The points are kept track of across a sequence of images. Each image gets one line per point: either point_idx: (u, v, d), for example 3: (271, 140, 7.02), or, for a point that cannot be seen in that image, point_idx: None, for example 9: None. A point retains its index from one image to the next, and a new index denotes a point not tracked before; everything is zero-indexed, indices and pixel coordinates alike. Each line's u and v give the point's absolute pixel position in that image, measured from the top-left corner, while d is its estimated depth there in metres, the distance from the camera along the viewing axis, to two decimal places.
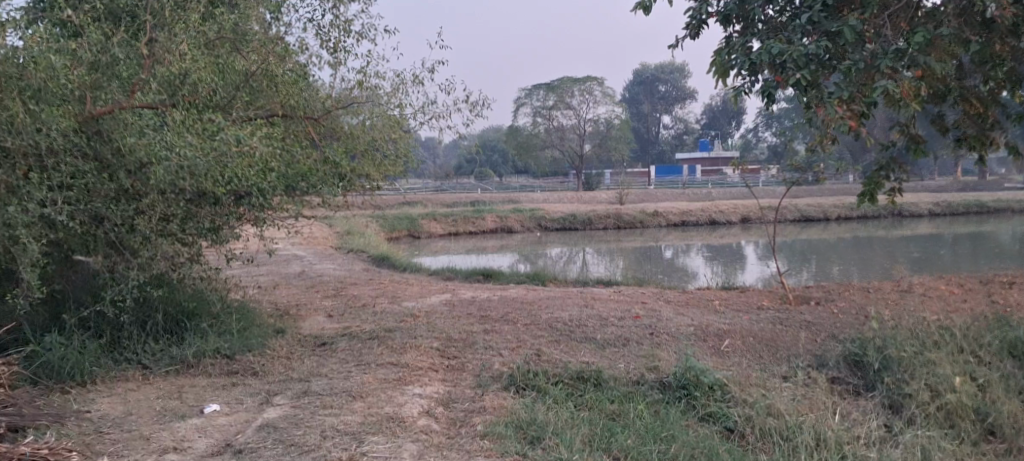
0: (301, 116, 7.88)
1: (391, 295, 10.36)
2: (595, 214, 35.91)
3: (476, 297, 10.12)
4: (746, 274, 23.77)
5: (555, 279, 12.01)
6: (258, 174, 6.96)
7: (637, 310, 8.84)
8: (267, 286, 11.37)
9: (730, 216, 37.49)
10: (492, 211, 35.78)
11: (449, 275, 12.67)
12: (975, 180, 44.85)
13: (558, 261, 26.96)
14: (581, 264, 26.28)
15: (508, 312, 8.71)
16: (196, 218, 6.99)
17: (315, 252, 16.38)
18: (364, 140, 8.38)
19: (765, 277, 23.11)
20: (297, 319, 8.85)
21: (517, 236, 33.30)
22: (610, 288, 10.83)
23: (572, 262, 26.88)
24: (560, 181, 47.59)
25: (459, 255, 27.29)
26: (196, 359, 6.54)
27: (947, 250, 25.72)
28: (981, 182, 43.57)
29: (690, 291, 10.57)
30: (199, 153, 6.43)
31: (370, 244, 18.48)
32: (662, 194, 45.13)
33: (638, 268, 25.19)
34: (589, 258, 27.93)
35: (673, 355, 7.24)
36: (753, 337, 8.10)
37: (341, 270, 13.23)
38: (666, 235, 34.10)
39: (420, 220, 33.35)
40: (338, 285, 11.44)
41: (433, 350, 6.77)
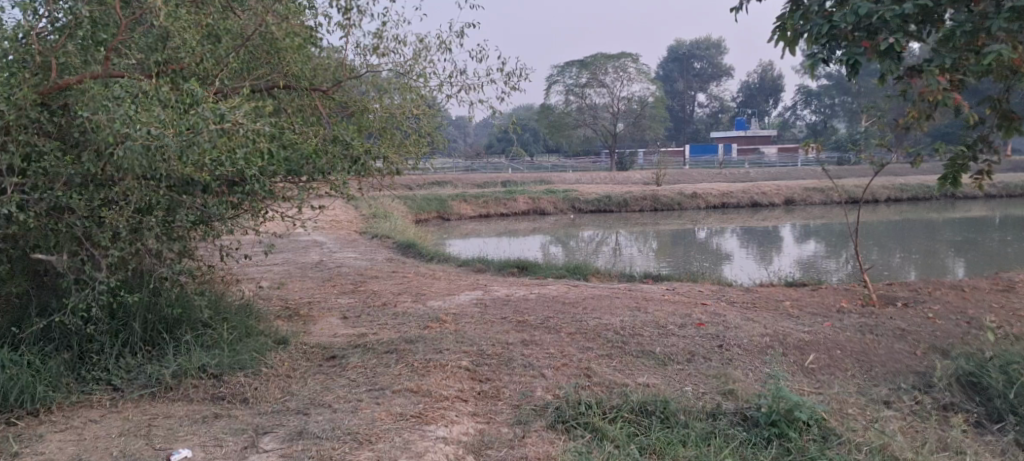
0: (305, 86, 6.77)
1: (416, 293, 9.19)
2: (631, 196, 34.51)
3: (513, 296, 8.90)
4: (787, 257, 22.35)
5: (598, 272, 10.81)
6: (250, 157, 5.73)
7: (698, 315, 7.59)
8: (278, 281, 10.27)
9: (773, 198, 35.83)
10: (524, 192, 34.51)
11: (481, 267, 11.46)
12: None
13: (593, 244, 25.65)
14: (615, 247, 25.00)
15: (550, 317, 7.48)
16: (180, 208, 5.85)
17: (336, 238, 15.27)
18: (382, 115, 7.19)
19: (807, 260, 21.70)
20: (307, 323, 7.70)
21: (550, 218, 32.03)
22: (663, 285, 9.57)
23: (606, 245, 25.59)
24: (592, 160, 46.13)
25: (491, 238, 26.11)
26: (175, 381, 5.47)
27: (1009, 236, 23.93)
28: None
29: (755, 290, 9.27)
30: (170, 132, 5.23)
31: (396, 228, 17.34)
32: (700, 174, 43.51)
33: (676, 251, 23.88)
34: (624, 240, 26.61)
35: (750, 376, 6.01)
36: (841, 350, 6.82)
37: (362, 260, 12.10)
38: (705, 218, 32.60)
39: (450, 201, 32.20)
40: (357, 279, 10.30)
41: (462, 370, 5.60)
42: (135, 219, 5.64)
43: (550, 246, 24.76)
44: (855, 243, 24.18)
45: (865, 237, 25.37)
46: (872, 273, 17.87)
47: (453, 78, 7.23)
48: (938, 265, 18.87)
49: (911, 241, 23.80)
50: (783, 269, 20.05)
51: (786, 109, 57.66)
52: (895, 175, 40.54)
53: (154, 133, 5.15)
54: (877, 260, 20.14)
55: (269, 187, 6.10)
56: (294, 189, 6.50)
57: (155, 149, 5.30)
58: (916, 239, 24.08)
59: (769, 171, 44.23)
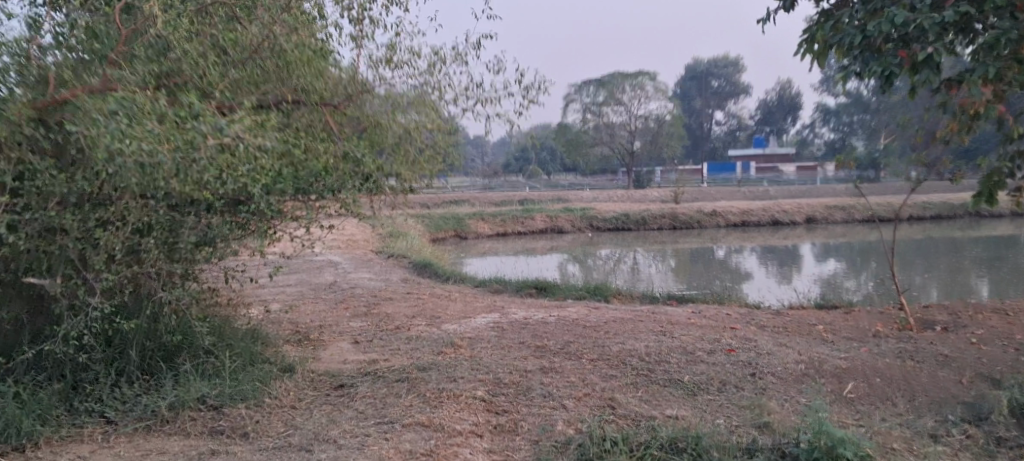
0: (314, 100, 6.50)
1: (431, 316, 8.84)
2: (650, 214, 34.09)
3: (531, 319, 8.54)
4: (806, 276, 21.86)
5: (619, 293, 10.44)
6: (253, 173, 5.43)
7: (728, 340, 7.19)
8: (290, 303, 9.97)
9: (795, 216, 35.27)
10: (542, 211, 34.19)
11: (499, 289, 11.10)
12: None
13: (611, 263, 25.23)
14: (633, 265, 24.60)
15: (571, 342, 7.12)
16: (181, 228, 5.55)
17: (351, 258, 14.98)
18: (394, 131, 6.91)
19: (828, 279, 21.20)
20: (316, 349, 7.37)
21: (567, 237, 31.66)
22: (688, 307, 9.18)
23: (624, 264, 25.19)
24: (610, 179, 45.78)
25: (508, 257, 25.76)
26: (172, 413, 5.15)
27: None
28: None
29: (785, 313, 8.85)
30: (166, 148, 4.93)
31: (412, 248, 17.03)
32: (719, 192, 43.02)
33: (695, 270, 23.43)
34: (642, 259, 26.20)
35: (785, 408, 5.61)
36: (881, 377, 6.40)
37: (377, 281, 11.79)
38: (725, 236, 32.10)
39: (468, 220, 31.91)
40: (370, 300, 9.98)
41: (478, 401, 5.24)
42: (133, 240, 5.36)
43: (568, 265, 24.35)
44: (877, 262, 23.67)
45: (887, 257, 24.79)
46: (899, 292, 17.37)
47: (471, 92, 6.92)
48: (967, 283, 18.31)
49: (936, 258, 23.20)
50: (805, 288, 19.56)
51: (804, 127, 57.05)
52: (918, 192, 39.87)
53: (146, 149, 4.83)
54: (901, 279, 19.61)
55: (275, 206, 5.79)
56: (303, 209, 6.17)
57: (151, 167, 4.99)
58: (940, 257, 23.53)
59: (789, 188, 43.66)
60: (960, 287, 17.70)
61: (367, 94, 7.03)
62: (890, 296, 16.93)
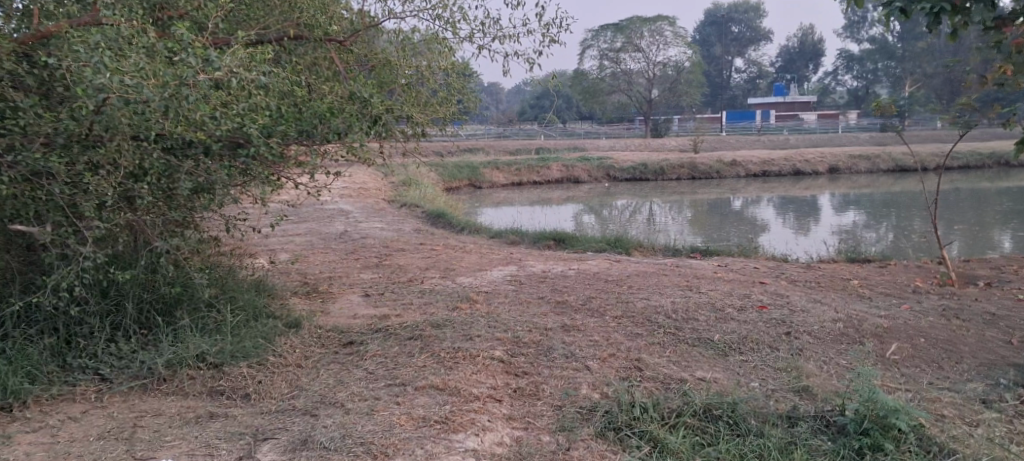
0: (318, 37, 6.05)
1: (445, 268, 8.48)
2: (668, 164, 33.47)
3: (550, 272, 8.17)
4: (824, 227, 21.37)
5: (641, 246, 10.04)
6: (250, 115, 5.00)
7: (758, 296, 6.79)
8: (299, 254, 9.64)
9: (816, 166, 34.54)
10: (558, 160, 33.63)
11: (515, 240, 10.73)
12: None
13: (628, 213, 24.77)
14: (648, 215, 24.15)
15: (592, 297, 6.75)
16: (177, 174, 5.14)
17: (363, 207, 14.62)
18: (405, 71, 6.48)
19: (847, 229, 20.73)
20: (325, 302, 7.04)
21: (584, 187, 31.14)
22: (714, 260, 8.77)
23: (639, 213, 24.72)
24: (626, 127, 45.01)
25: (524, 207, 25.34)
26: (170, 370, 4.81)
27: None
28: None
29: (817, 267, 8.43)
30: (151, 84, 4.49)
31: (425, 197, 16.64)
32: (739, 141, 42.20)
33: (714, 220, 22.95)
34: (658, 209, 25.71)
35: (824, 370, 5.22)
36: (925, 336, 6.00)
37: (390, 231, 11.43)
38: (745, 186, 31.49)
39: (482, 169, 31.41)
40: (383, 251, 9.64)
41: (496, 363, 4.89)
42: (125, 185, 4.97)
43: (583, 215, 23.91)
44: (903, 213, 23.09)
45: (912, 208, 24.21)
46: (926, 245, 16.89)
47: (487, 29, 6.44)
48: (996, 236, 17.78)
49: (963, 209, 22.61)
50: (825, 239, 19.08)
51: (826, 75, 55.77)
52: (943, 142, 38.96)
53: (130, 85, 4.39)
54: (927, 232, 19.08)
55: (278, 150, 5.36)
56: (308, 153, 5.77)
57: (139, 106, 4.56)
58: (967, 208, 22.94)
59: (810, 138, 42.80)
60: (990, 240, 17.18)
61: (375, 33, 6.61)
62: (916, 249, 16.46)
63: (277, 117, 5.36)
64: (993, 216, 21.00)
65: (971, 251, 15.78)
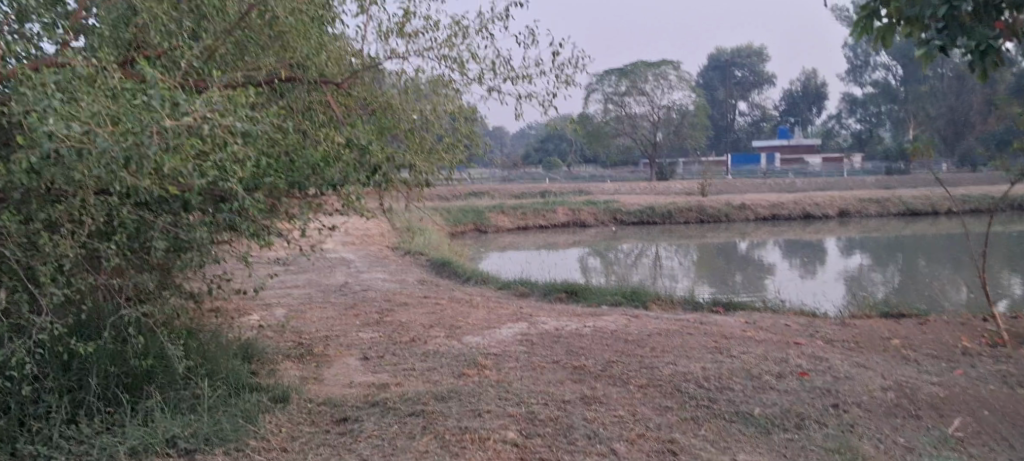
0: (311, 77, 5.52)
1: (451, 326, 7.86)
2: (676, 208, 32.96)
3: (565, 330, 7.53)
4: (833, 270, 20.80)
5: (659, 298, 9.42)
6: (229, 165, 4.41)
7: (796, 360, 6.15)
8: (296, 310, 9.02)
9: (827, 209, 33.99)
10: (564, 203, 33.17)
11: (525, 292, 10.11)
12: None
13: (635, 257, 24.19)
14: (655, 259, 23.57)
15: (613, 362, 6.12)
16: (151, 231, 4.57)
17: (365, 255, 14.05)
18: (407, 115, 5.98)
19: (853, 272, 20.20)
20: (320, 367, 6.42)
21: (591, 231, 30.60)
22: (740, 317, 8.13)
23: (646, 257, 24.15)
24: (631, 170, 44.64)
25: (529, 251, 24.78)
26: (133, 459, 4.22)
27: None
28: None
29: (853, 324, 7.78)
30: (112, 132, 3.91)
31: (429, 243, 16.07)
32: (746, 184, 41.74)
33: (723, 263, 22.36)
34: (665, 253, 25.14)
35: (881, 451, 4.57)
36: (988, 407, 5.33)
37: (391, 282, 10.82)
38: (754, 230, 30.91)
39: (488, 213, 30.93)
40: (384, 305, 9.03)
41: (509, 450, 4.26)
42: (89, 246, 4.39)
43: (590, 259, 23.32)
44: (918, 257, 22.51)
45: (926, 251, 23.62)
46: (944, 291, 16.30)
47: (498, 70, 5.94)
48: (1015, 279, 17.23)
49: (978, 253, 22.06)
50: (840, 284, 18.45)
51: (831, 117, 55.55)
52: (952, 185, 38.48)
53: (84, 133, 3.81)
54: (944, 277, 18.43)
55: (263, 206, 4.79)
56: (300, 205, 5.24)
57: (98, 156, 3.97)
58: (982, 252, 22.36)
59: (818, 180, 42.32)
60: (1012, 284, 16.57)
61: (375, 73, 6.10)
62: (935, 294, 15.86)
63: (263, 167, 4.80)
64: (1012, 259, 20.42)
65: (993, 296, 15.20)
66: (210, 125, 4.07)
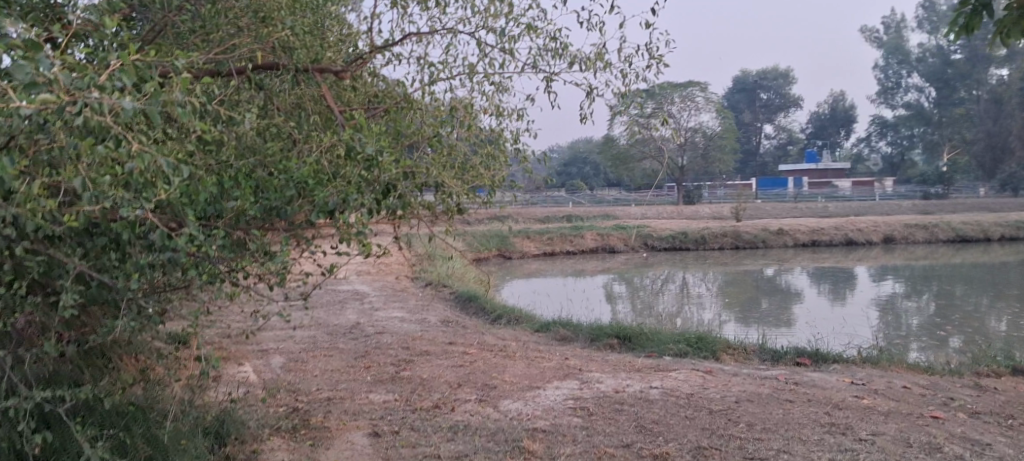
0: (300, 63, 4.34)
1: (486, 385, 6.35)
2: (710, 233, 31.22)
3: (628, 393, 5.98)
4: (860, 295, 19.44)
5: (729, 347, 7.91)
6: (143, 177, 2.98)
7: (954, 448, 4.58)
8: (298, 360, 7.55)
9: (870, 235, 32.03)
10: (592, 227, 31.52)
11: (568, 336, 8.61)
12: None
13: (664, 283, 22.64)
14: (679, 285, 22.09)
15: (707, 449, 4.60)
16: (61, 274, 3.23)
17: (380, 287, 12.59)
18: (433, 115, 4.73)
19: (879, 297, 19.03)
20: (317, 447, 4.93)
21: (620, 257, 28.99)
22: (844, 376, 6.57)
23: (672, 283, 22.61)
24: (656, 194, 42.98)
25: (555, 278, 23.14)
26: None
27: None
28: None
29: (992, 388, 6.17)
30: None
31: (450, 272, 14.59)
32: (780, 209, 39.97)
33: (744, 288, 20.98)
34: (691, 278, 23.53)
35: None
36: None
37: (411, 323, 9.31)
38: (793, 256, 29.20)
39: (512, 238, 29.34)
40: (402, 354, 7.54)
41: None
42: None
43: (616, 286, 21.75)
44: (963, 284, 20.86)
45: (968, 278, 21.95)
46: (1000, 327, 14.68)
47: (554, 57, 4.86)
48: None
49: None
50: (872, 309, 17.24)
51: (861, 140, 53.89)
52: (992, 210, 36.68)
53: None
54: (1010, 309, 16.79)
55: (213, 244, 3.38)
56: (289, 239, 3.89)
57: None
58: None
59: (851, 204, 40.46)
60: None
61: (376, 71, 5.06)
62: (991, 332, 14.24)
63: (209, 185, 3.42)
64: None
65: None
66: (89, 110, 2.63)
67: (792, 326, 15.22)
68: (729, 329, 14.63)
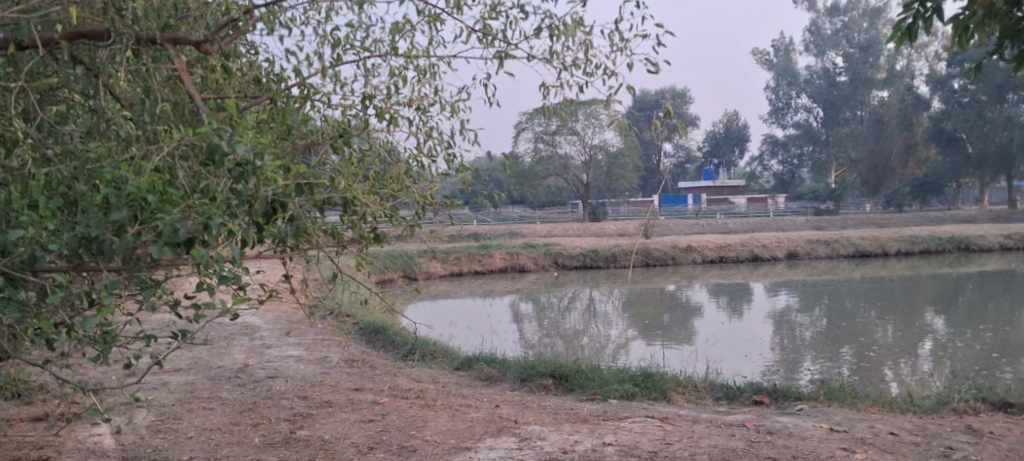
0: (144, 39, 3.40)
1: (403, 449, 5.16)
2: (620, 250, 30.69)
3: (579, 454, 4.93)
4: (759, 309, 19.31)
5: (680, 385, 6.99)
6: None
7: None
8: (169, 415, 6.17)
9: (775, 251, 32.24)
10: (501, 246, 30.55)
11: (494, 375, 7.54)
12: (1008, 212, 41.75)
13: (572, 301, 21.84)
14: (588, 302, 21.43)
15: None
16: None
17: (270, 319, 11.20)
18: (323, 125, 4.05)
19: (779, 311, 18.95)
20: None
21: (530, 277, 28.08)
22: (823, 421, 5.71)
23: (579, 301, 21.94)
24: (561, 212, 42.45)
25: (460, 300, 21.98)
26: None
27: None
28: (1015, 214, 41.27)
29: (988, 432, 5.45)
30: None
31: (350, 298, 13.29)
32: (685, 226, 40.09)
33: (643, 305, 20.44)
34: (597, 296, 22.91)
35: None
36: None
37: (309, 363, 8.01)
38: (702, 273, 28.99)
39: (418, 259, 27.92)
40: (300, 407, 6.27)
41: None
42: None
43: (523, 305, 20.86)
44: (861, 298, 20.91)
45: (866, 293, 22.08)
46: (894, 342, 14.53)
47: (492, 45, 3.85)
48: (939, 330, 15.77)
49: (920, 298, 20.60)
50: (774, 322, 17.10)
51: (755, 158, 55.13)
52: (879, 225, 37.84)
53: None
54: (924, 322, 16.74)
55: None
56: (129, 277, 3.11)
57: None
58: (928, 297, 20.93)
59: (749, 220, 40.94)
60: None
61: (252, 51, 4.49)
62: (891, 347, 14.03)
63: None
64: (942, 306, 18.99)
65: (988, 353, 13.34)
66: None
67: (693, 344, 14.40)
68: (640, 349, 13.91)
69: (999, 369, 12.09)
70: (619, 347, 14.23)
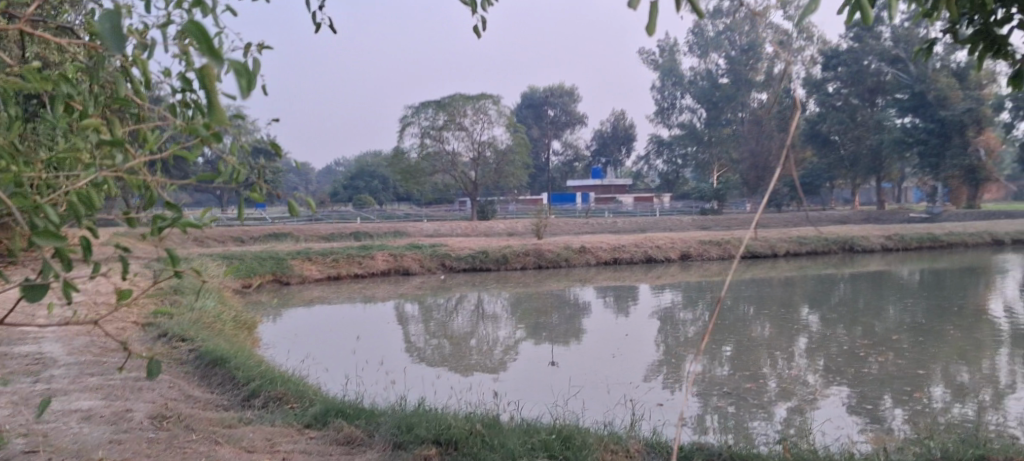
0: None
1: None
2: (511, 251, 28.92)
3: None
4: (643, 308, 17.99)
5: (607, 447, 5.28)
6: None
7: None
8: None
9: (669, 252, 31.03)
10: (383, 247, 28.20)
11: (357, 438, 5.59)
12: (879, 212, 42.77)
13: (455, 304, 19.80)
14: (470, 304, 19.58)
15: None
16: None
17: (64, 350, 8.72)
18: None
19: (664, 309, 17.67)
20: None
21: (414, 280, 25.90)
22: None
23: (463, 302, 20.04)
24: (447, 210, 40.42)
25: (334, 306, 19.67)
26: None
27: (945, 291, 20.29)
28: (885, 214, 42.31)
29: None
30: None
31: (178, 313, 10.90)
32: (574, 224, 38.88)
33: (521, 305, 18.77)
34: (481, 297, 21.06)
35: None
36: None
37: (97, 426, 5.79)
38: (594, 275, 27.53)
39: (291, 261, 25.27)
40: None
41: None
42: None
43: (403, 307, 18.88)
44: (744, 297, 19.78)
45: (745, 291, 21.03)
46: (772, 339, 13.44)
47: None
48: (812, 326, 14.87)
49: (799, 296, 19.71)
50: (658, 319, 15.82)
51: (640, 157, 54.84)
52: (764, 225, 37.71)
53: None
54: (805, 320, 15.78)
55: None
56: None
57: None
58: (806, 295, 20.10)
59: (637, 219, 40.19)
60: (957, 334, 13.70)
61: None
62: (767, 344, 12.92)
63: None
64: (817, 304, 18.15)
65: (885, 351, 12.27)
66: None
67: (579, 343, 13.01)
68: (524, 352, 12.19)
69: (867, 363, 11.20)
70: (502, 348, 12.52)
